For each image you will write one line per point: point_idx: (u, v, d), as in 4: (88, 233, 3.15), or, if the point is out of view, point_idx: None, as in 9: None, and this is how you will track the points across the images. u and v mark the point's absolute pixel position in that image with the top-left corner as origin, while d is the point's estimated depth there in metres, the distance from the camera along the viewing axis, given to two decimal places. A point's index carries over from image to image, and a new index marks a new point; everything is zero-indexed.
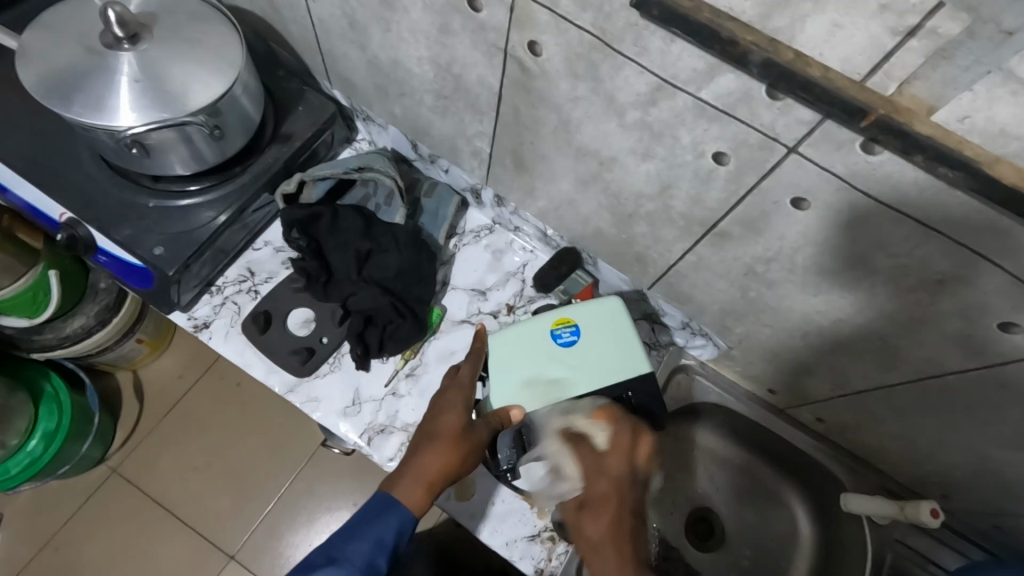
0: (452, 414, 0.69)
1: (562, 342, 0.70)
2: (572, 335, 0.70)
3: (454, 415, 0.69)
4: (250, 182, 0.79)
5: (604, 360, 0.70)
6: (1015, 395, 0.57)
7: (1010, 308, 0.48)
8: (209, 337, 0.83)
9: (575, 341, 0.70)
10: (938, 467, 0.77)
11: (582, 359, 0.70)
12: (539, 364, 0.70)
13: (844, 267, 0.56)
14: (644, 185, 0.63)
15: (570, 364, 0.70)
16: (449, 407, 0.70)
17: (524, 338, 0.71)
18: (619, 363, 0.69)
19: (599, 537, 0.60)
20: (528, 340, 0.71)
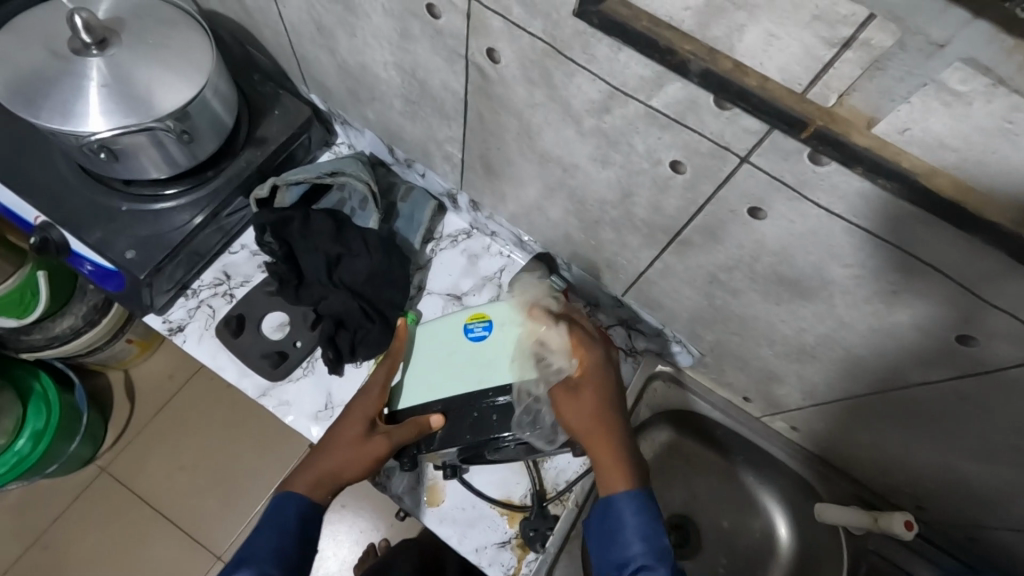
0: (355, 420, 0.71)
1: (473, 337, 0.69)
2: (483, 331, 0.68)
3: (358, 421, 0.70)
4: (223, 186, 0.79)
5: (514, 361, 0.68)
6: (976, 408, 0.56)
7: (963, 320, 0.48)
8: (183, 340, 0.83)
9: (485, 336, 0.68)
10: (911, 478, 0.76)
11: (490, 357, 0.68)
12: (450, 358, 0.69)
13: (801, 276, 0.55)
14: (607, 192, 0.63)
15: (481, 361, 0.68)
16: (354, 412, 0.71)
17: (438, 330, 0.70)
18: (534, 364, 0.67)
19: (581, 425, 0.67)
20: (441, 332, 0.70)
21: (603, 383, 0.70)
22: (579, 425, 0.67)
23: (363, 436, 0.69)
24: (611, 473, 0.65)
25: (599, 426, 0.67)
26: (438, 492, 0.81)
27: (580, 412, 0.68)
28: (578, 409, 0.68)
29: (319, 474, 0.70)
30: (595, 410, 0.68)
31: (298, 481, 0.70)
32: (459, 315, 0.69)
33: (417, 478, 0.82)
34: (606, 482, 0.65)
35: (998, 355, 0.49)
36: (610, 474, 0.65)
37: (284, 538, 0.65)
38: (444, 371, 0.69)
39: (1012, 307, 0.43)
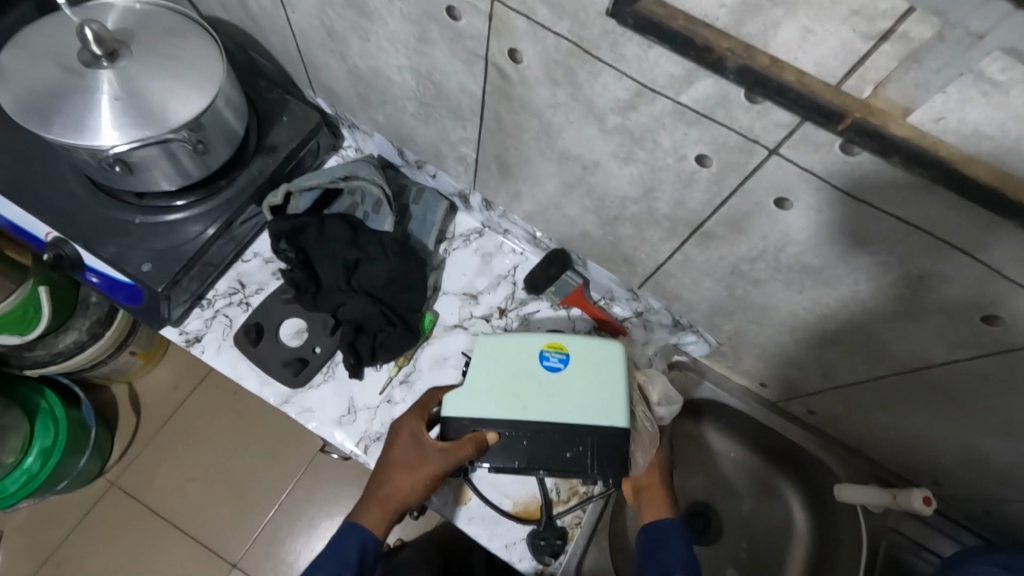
0: (404, 441, 0.73)
1: (548, 366, 0.68)
2: (560, 363, 0.67)
3: (407, 443, 0.73)
4: (236, 195, 0.79)
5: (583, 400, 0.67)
6: (999, 386, 0.58)
7: (990, 301, 0.49)
8: (201, 351, 0.83)
9: (561, 368, 0.68)
10: (930, 455, 0.78)
11: (563, 390, 0.67)
12: (521, 384, 0.68)
13: (826, 264, 0.56)
14: (628, 187, 0.63)
15: (550, 393, 0.67)
16: (403, 434, 0.74)
17: (511, 352, 0.68)
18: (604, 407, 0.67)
19: (647, 481, 0.77)
20: (515, 355, 0.68)
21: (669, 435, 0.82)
22: (648, 464, 0.77)
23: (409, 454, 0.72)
24: (657, 509, 0.75)
25: (660, 464, 0.77)
26: (464, 491, 0.82)
27: (656, 452, 0.77)
28: (658, 459, 0.77)
29: (382, 502, 0.72)
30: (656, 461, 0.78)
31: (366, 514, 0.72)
32: (537, 341, 0.68)
33: (442, 478, 0.82)
34: (651, 514, 0.75)
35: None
36: (659, 510, 0.75)
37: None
38: (513, 396, 0.67)
39: None
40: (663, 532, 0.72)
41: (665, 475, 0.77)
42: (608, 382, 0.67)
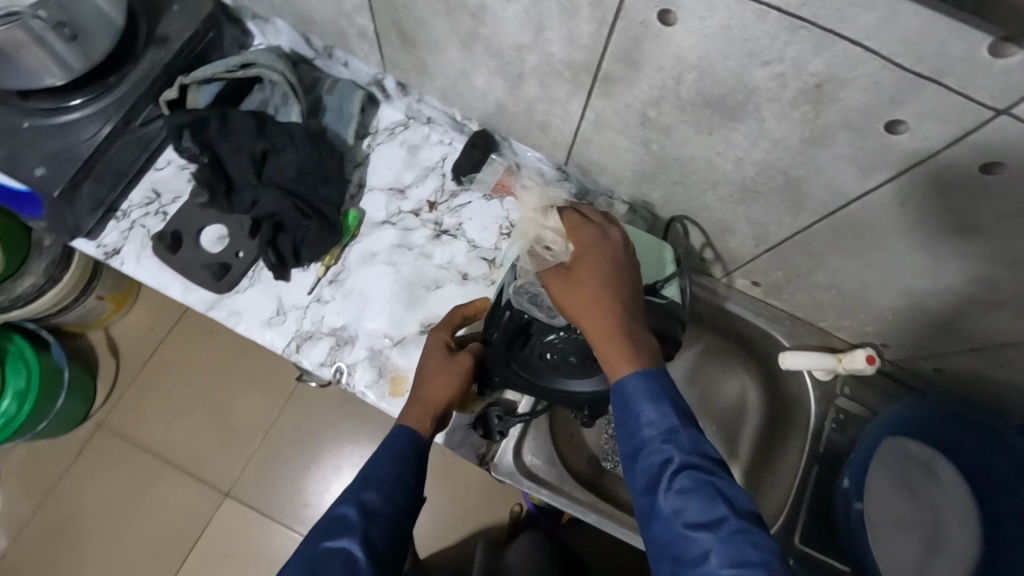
0: (436, 346, 0.73)
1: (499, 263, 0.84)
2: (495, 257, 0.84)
3: (437, 347, 0.73)
4: (128, 91, 0.74)
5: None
6: (918, 213, 0.54)
7: (890, 103, 0.45)
8: (121, 263, 0.80)
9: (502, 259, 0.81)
10: (872, 314, 0.75)
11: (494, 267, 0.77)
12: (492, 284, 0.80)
13: (728, 91, 0.52)
14: (519, 33, 0.58)
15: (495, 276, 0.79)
16: (435, 341, 0.74)
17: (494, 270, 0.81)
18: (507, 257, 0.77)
19: (579, 319, 0.58)
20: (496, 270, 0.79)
21: (606, 257, 0.60)
22: (574, 308, 0.59)
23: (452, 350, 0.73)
24: (615, 364, 0.56)
25: (596, 302, 0.57)
26: (401, 382, 0.78)
27: (574, 287, 0.59)
28: (584, 297, 0.58)
29: (425, 403, 0.69)
30: (576, 288, 0.59)
31: (409, 417, 0.68)
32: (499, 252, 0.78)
33: (380, 370, 0.79)
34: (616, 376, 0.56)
35: (928, 138, 0.46)
36: (618, 361, 0.56)
37: (360, 497, 0.61)
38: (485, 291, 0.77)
39: (933, 69, 0.41)
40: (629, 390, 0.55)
41: (601, 316, 0.57)
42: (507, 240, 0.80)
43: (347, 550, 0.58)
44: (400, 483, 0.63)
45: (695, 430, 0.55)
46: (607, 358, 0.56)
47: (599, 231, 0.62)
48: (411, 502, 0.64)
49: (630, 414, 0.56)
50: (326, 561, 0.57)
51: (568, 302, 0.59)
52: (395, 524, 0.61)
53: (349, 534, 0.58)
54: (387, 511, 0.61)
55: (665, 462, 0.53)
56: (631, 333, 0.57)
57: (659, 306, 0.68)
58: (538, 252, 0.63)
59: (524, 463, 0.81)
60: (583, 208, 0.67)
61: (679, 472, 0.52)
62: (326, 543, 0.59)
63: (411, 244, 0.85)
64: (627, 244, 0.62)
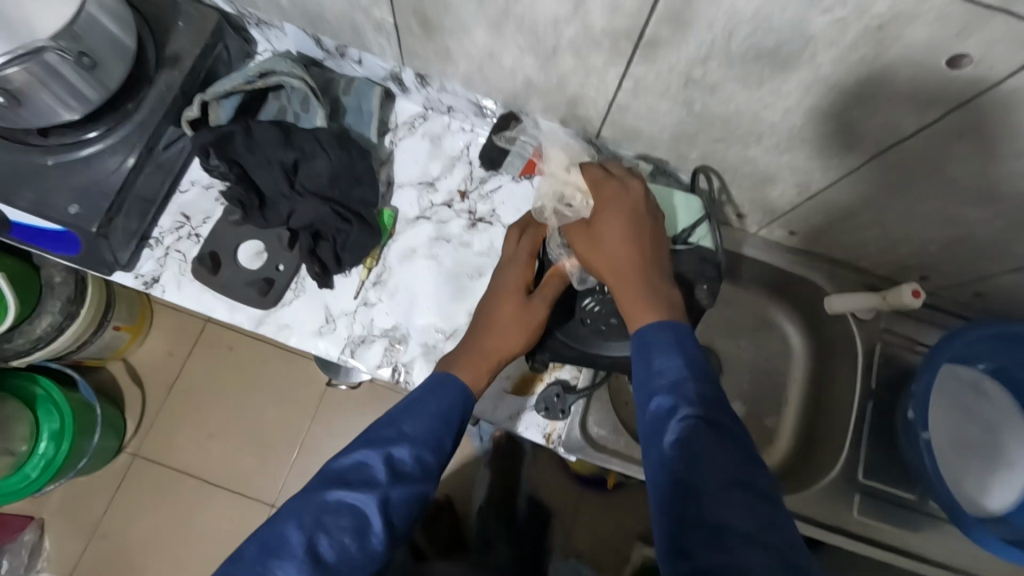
0: (511, 293, 0.70)
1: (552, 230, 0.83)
2: None
3: (511, 292, 0.70)
4: (149, 116, 0.73)
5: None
6: (974, 143, 0.55)
7: (955, 36, 0.45)
8: (162, 291, 0.79)
9: None
10: (914, 247, 0.77)
11: None
12: None
13: (783, 43, 0.51)
14: (556, 7, 0.57)
15: None
16: (508, 284, 0.71)
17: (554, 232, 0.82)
18: None
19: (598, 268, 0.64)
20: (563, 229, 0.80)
21: (622, 209, 0.66)
22: (594, 258, 0.65)
23: (527, 308, 0.69)
24: (631, 309, 0.60)
25: (613, 252, 0.64)
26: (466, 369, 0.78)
27: (592, 239, 0.65)
28: (602, 248, 0.64)
29: (484, 358, 0.67)
30: (595, 240, 0.65)
31: (464, 370, 0.66)
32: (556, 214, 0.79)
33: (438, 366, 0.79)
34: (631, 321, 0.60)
35: (993, 68, 0.46)
36: (631, 307, 0.60)
37: (391, 452, 0.58)
38: None
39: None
40: (642, 336, 0.58)
41: (619, 264, 0.63)
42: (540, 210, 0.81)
43: (363, 506, 0.54)
44: (435, 445, 0.60)
45: (706, 387, 0.53)
46: (625, 303, 0.61)
47: (619, 185, 0.68)
48: (442, 467, 0.61)
49: (640, 360, 0.57)
50: (336, 514, 0.54)
51: (589, 253, 0.65)
52: (422, 488, 0.58)
53: (370, 489, 0.55)
54: (416, 473, 0.58)
55: (670, 410, 0.52)
56: (644, 280, 0.61)
57: (690, 253, 0.71)
58: (560, 209, 0.71)
59: (591, 435, 0.82)
60: (610, 163, 0.72)
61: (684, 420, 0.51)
62: (339, 493, 0.55)
63: (448, 236, 0.85)
64: (647, 196, 0.67)
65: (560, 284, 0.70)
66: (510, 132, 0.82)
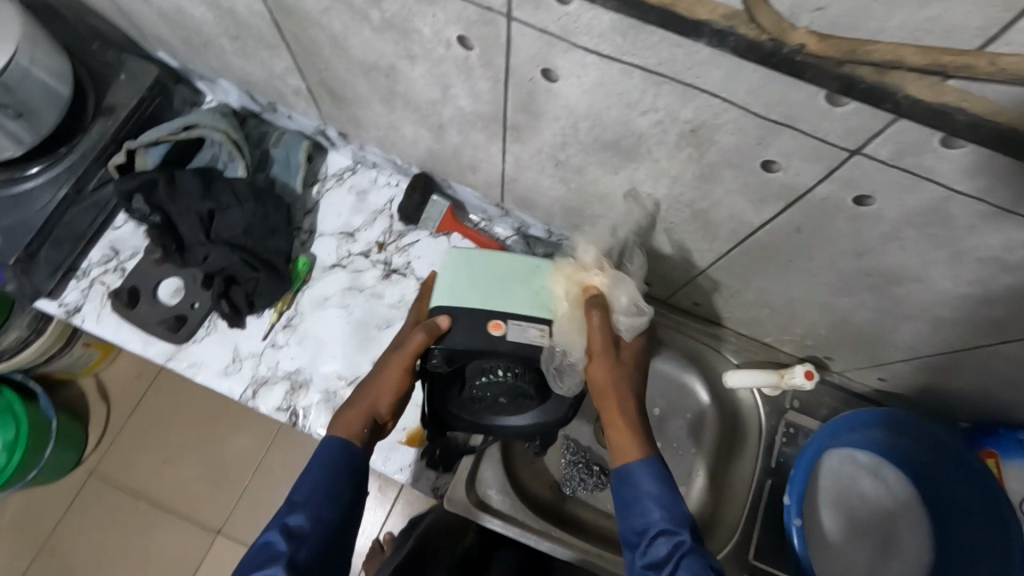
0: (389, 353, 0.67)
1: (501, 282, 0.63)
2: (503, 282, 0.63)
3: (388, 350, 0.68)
4: (79, 159, 0.78)
5: (455, 290, 0.63)
6: (814, 238, 0.56)
7: (756, 145, 0.47)
8: (82, 320, 0.84)
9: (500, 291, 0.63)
10: (805, 329, 0.77)
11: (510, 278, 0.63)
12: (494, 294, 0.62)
13: (620, 136, 0.54)
14: (430, 89, 0.61)
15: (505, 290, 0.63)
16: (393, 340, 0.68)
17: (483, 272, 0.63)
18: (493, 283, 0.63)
19: (609, 396, 0.62)
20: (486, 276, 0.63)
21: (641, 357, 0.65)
22: (609, 388, 0.62)
23: (388, 361, 0.65)
24: (630, 449, 0.60)
25: (626, 396, 0.62)
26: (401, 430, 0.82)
27: (616, 376, 0.62)
28: (621, 385, 0.62)
29: (357, 408, 0.66)
30: (615, 377, 0.62)
31: (342, 421, 0.66)
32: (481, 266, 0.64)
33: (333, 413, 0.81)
34: (621, 458, 0.60)
35: (801, 176, 0.48)
36: (633, 448, 0.60)
37: (285, 522, 0.59)
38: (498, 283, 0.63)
39: (785, 117, 0.43)
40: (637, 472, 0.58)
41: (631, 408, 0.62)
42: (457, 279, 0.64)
43: None
44: (330, 503, 0.60)
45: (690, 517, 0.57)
46: (628, 442, 0.60)
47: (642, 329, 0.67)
48: (342, 520, 0.61)
49: (635, 499, 0.58)
50: None
51: (608, 382, 0.62)
52: (325, 542, 0.59)
53: (274, 562, 0.56)
54: (315, 533, 0.59)
55: (668, 548, 0.55)
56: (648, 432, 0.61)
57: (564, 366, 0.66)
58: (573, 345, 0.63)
59: (478, 495, 0.82)
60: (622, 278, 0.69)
61: (686, 555, 0.54)
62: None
63: (361, 285, 0.88)
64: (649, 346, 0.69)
65: (425, 340, 0.60)
66: (418, 194, 0.84)
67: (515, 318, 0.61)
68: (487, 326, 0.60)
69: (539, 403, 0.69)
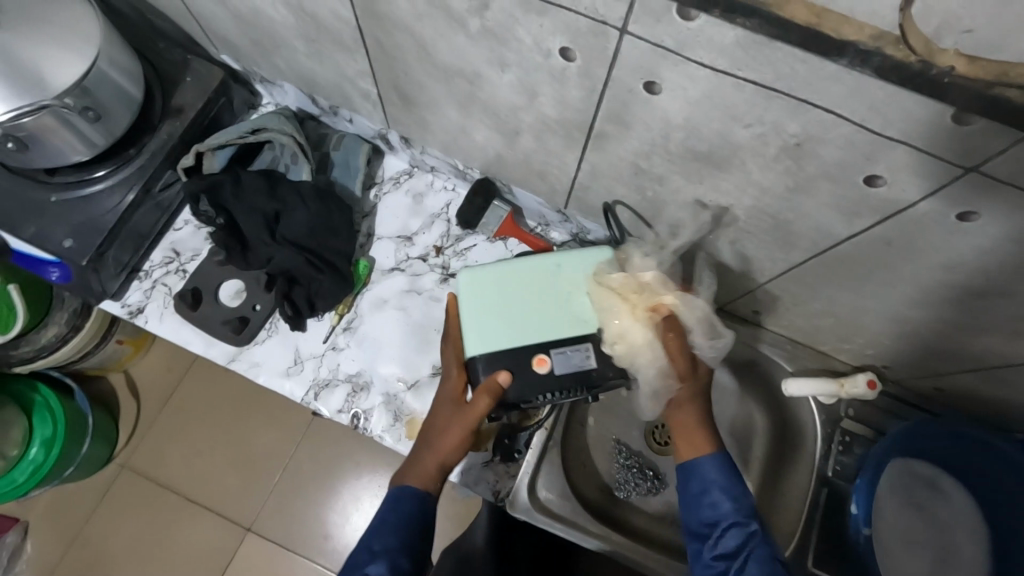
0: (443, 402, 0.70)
1: (531, 311, 0.70)
2: (530, 310, 0.69)
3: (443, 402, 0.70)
4: (148, 161, 0.79)
5: (495, 333, 0.69)
6: (902, 251, 0.56)
7: (864, 159, 0.47)
8: (145, 321, 0.84)
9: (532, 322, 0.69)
10: (868, 338, 0.77)
11: (539, 305, 0.70)
12: (529, 327, 0.69)
13: (714, 148, 0.54)
14: (513, 96, 0.62)
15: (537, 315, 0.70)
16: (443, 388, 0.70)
17: (505, 306, 0.70)
18: (527, 319, 0.69)
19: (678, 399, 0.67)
20: (516, 310, 0.69)
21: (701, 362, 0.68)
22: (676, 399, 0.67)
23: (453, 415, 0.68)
24: (693, 445, 0.66)
25: (687, 401, 0.67)
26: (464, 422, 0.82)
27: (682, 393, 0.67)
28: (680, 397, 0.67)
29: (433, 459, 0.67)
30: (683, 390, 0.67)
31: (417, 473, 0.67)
32: (506, 301, 0.70)
33: (394, 416, 0.81)
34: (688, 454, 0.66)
35: (905, 190, 0.48)
36: (693, 443, 0.66)
37: (366, 570, 0.60)
38: (528, 313, 0.69)
39: (903, 134, 0.43)
40: (706, 470, 0.64)
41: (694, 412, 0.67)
42: (490, 321, 0.69)
43: None
44: (407, 550, 0.62)
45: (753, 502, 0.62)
46: (690, 441, 0.66)
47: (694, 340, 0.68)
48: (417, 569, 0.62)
49: (699, 489, 0.64)
50: None
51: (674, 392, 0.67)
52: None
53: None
54: None
55: (740, 541, 0.60)
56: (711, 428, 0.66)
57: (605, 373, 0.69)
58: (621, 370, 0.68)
59: (539, 500, 0.82)
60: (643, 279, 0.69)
61: (753, 544, 0.60)
62: None
63: (420, 289, 0.88)
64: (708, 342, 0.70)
65: (487, 400, 0.65)
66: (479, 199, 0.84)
67: (557, 348, 0.68)
68: (532, 364, 0.68)
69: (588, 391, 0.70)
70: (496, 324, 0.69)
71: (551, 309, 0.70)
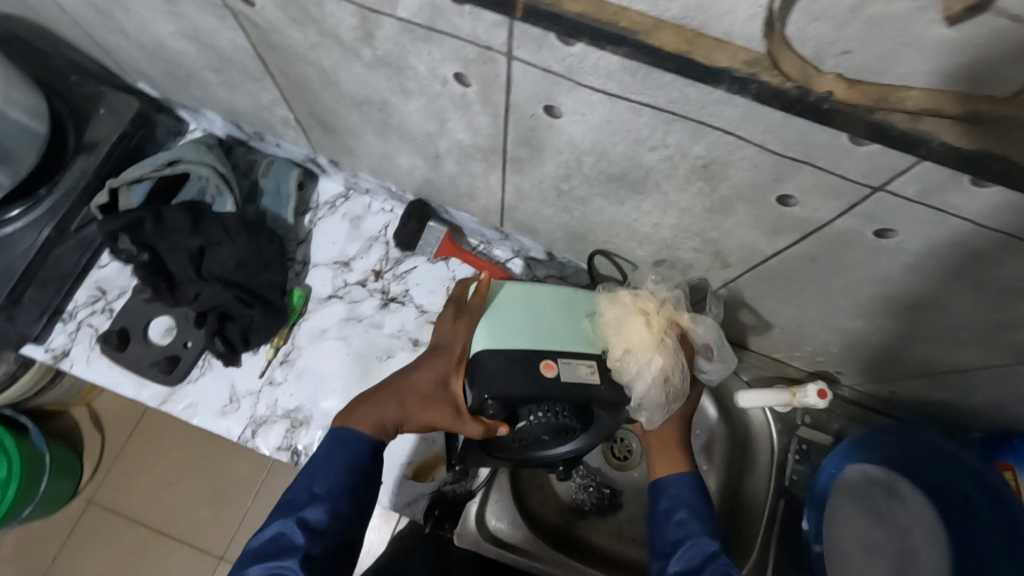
0: (427, 374, 0.62)
1: (547, 317, 0.58)
2: (547, 317, 0.58)
3: (427, 376, 0.61)
4: (60, 201, 0.75)
5: (505, 330, 0.56)
6: (830, 267, 0.54)
7: (774, 180, 0.45)
8: (70, 365, 0.81)
9: (547, 330, 0.57)
10: (817, 347, 0.75)
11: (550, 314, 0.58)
12: (544, 333, 0.57)
13: (627, 171, 0.52)
14: (424, 122, 0.59)
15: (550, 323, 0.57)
16: (433, 360, 0.61)
17: (519, 307, 0.58)
18: (540, 322, 0.57)
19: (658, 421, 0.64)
20: (528, 314, 0.57)
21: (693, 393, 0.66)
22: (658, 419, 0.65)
23: (438, 401, 0.60)
24: (665, 464, 0.63)
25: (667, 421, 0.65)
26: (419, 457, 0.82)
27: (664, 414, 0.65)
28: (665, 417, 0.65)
29: (385, 419, 0.64)
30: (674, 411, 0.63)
31: (361, 419, 0.64)
32: (520, 301, 0.58)
33: None
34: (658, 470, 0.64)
35: (818, 210, 0.46)
36: (668, 462, 0.64)
37: (302, 515, 0.58)
38: (543, 318, 0.58)
39: (805, 156, 0.41)
40: (679, 487, 0.61)
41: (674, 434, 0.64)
42: (500, 318, 0.57)
43: (283, 569, 0.55)
44: (345, 496, 0.60)
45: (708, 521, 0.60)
46: (665, 462, 0.64)
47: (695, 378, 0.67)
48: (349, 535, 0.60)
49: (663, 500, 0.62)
50: None
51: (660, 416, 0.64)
52: (343, 535, 0.59)
53: (290, 554, 0.56)
54: (332, 528, 0.59)
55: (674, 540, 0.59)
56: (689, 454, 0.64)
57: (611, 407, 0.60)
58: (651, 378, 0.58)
59: (488, 529, 0.81)
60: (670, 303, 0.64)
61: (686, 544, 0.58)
62: (261, 566, 0.56)
63: (359, 316, 0.85)
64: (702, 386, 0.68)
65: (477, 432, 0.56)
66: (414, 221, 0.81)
67: (565, 357, 0.56)
68: (539, 367, 0.55)
69: (582, 432, 0.61)
70: (507, 325, 0.56)
71: (566, 321, 0.58)
